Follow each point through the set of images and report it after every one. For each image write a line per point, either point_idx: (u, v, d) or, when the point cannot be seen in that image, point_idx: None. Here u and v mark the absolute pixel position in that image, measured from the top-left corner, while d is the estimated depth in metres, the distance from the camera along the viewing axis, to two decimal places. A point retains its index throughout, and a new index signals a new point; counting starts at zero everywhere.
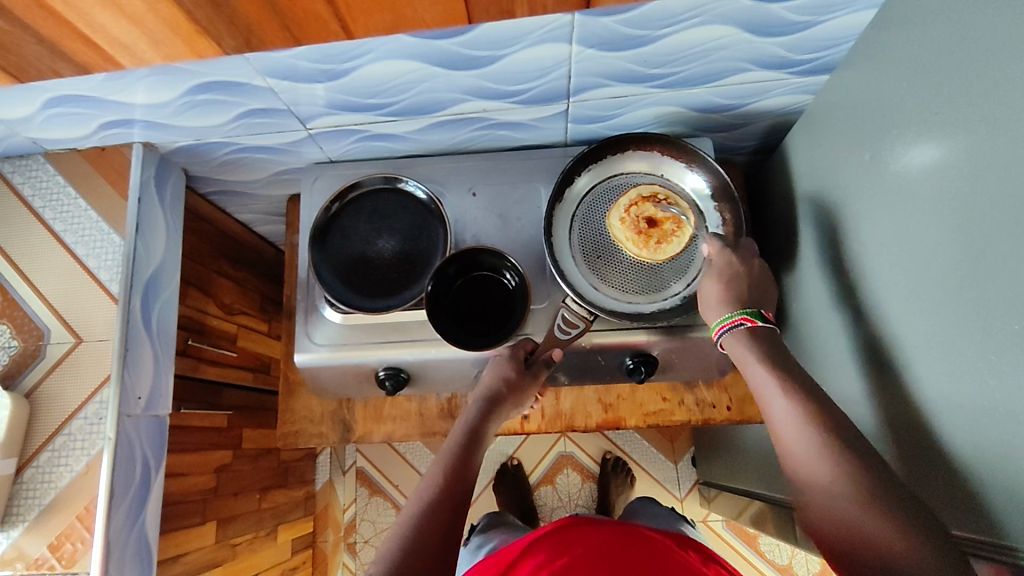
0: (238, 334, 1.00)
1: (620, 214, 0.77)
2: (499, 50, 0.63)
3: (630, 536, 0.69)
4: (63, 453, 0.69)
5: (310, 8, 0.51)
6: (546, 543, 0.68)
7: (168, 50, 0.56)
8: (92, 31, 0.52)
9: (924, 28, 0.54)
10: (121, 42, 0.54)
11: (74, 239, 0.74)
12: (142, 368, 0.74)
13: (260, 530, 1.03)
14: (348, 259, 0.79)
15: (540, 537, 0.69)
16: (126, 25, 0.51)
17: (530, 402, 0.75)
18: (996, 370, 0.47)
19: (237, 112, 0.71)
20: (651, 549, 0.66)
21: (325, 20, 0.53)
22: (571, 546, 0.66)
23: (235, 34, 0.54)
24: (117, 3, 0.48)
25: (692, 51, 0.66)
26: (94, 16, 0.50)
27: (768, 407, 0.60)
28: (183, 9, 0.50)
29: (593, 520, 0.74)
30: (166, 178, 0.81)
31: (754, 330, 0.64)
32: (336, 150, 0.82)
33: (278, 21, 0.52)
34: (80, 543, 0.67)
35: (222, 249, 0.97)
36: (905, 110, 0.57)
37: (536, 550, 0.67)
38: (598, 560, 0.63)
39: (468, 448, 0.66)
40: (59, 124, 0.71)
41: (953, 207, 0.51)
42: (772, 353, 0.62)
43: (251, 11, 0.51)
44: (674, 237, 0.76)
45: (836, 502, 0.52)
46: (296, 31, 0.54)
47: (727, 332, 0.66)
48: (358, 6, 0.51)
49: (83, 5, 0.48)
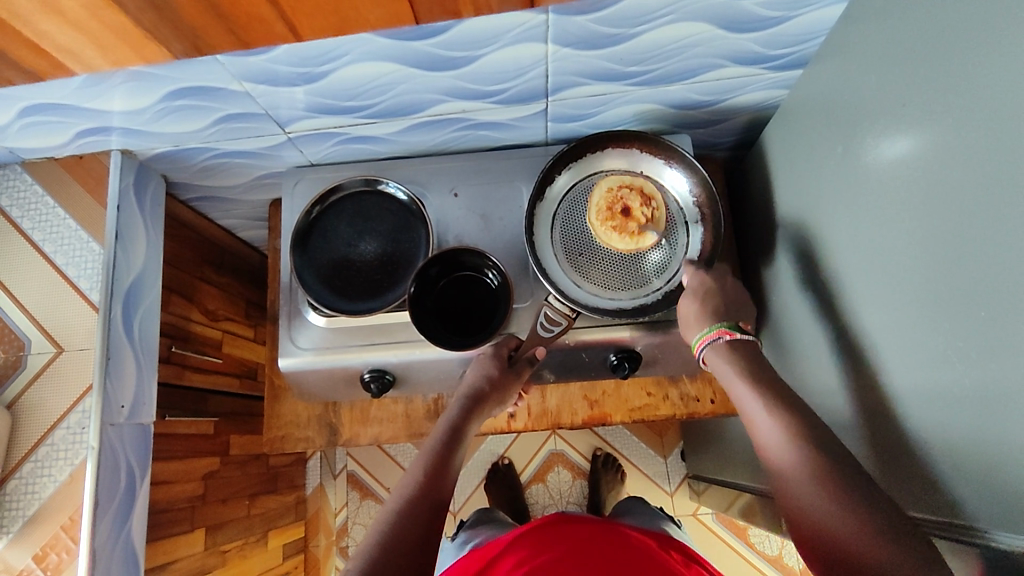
0: (223, 340, 1.00)
1: (614, 183, 0.78)
2: (474, 51, 0.64)
3: (613, 537, 0.69)
4: (46, 463, 0.68)
5: (253, 11, 0.51)
6: (528, 539, 0.69)
7: (116, 56, 0.56)
8: (38, 39, 0.52)
9: (894, 22, 0.55)
10: (68, 50, 0.55)
11: (53, 249, 0.73)
12: (125, 377, 0.74)
13: (250, 536, 1.03)
14: (331, 261, 0.79)
15: (523, 534, 0.71)
16: (69, 31, 0.52)
17: (513, 399, 0.75)
18: (965, 355, 0.48)
19: (215, 117, 0.71)
20: (634, 551, 0.67)
21: (269, 23, 0.53)
22: (552, 542, 0.67)
23: (182, 39, 0.54)
24: (59, 11, 0.48)
25: (667, 49, 0.67)
26: (37, 23, 0.50)
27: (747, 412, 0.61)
28: (128, 15, 0.50)
29: (579, 519, 0.75)
30: (146, 186, 0.81)
31: (732, 343, 0.66)
32: (317, 153, 0.82)
33: (222, 25, 0.53)
34: (65, 553, 0.67)
35: (205, 255, 0.96)
36: (877, 103, 0.58)
37: (518, 545, 0.68)
38: (578, 554, 0.64)
39: (449, 445, 0.67)
40: (35, 133, 0.70)
41: (924, 198, 0.52)
42: (750, 358, 0.64)
43: (195, 17, 0.51)
44: (616, 239, 0.76)
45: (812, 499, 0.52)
46: (241, 33, 0.54)
47: (706, 346, 0.67)
48: (300, 7, 0.51)
49: (29, 16, 0.49)
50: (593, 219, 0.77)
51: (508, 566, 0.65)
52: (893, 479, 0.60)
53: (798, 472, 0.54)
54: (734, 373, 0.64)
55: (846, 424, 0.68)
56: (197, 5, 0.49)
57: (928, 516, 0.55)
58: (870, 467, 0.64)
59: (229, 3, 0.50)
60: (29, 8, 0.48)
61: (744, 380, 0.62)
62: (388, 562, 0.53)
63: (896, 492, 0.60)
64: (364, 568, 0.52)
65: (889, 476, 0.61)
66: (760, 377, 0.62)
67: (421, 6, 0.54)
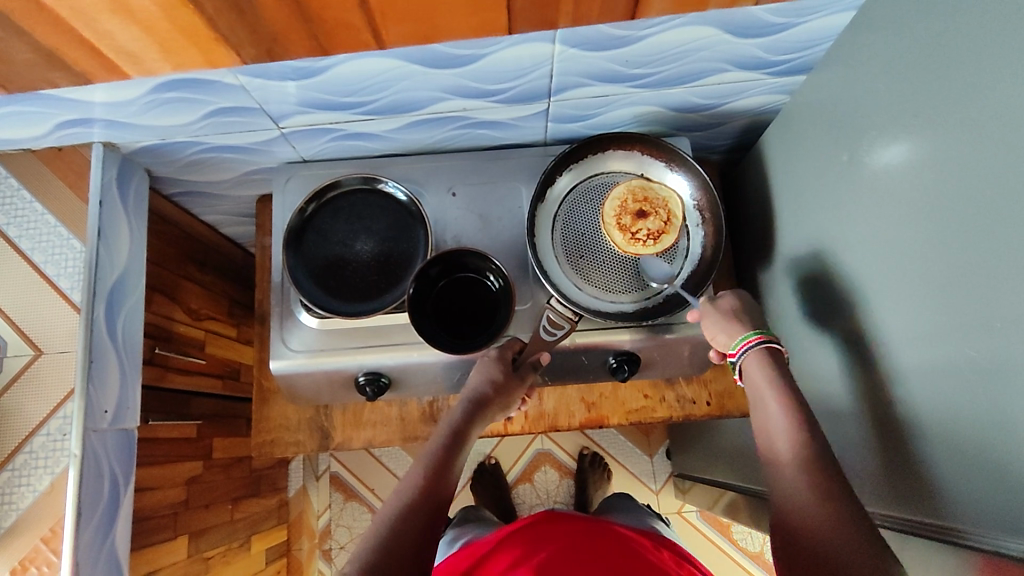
0: (206, 340, 0.96)
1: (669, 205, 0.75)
2: (481, 49, 0.62)
3: (609, 529, 0.68)
4: (24, 472, 0.66)
5: (342, 17, 0.51)
6: (520, 534, 0.67)
7: (180, 59, 0.55)
8: (99, 36, 0.51)
9: (901, 33, 0.55)
10: (132, 54, 0.54)
11: (30, 246, 0.70)
12: (109, 381, 0.70)
13: (233, 541, 1.00)
14: (324, 261, 0.76)
15: (515, 531, 0.69)
16: (118, 32, 0.50)
17: (518, 404, 0.74)
18: (977, 367, 0.49)
19: (205, 110, 0.68)
20: (630, 543, 0.65)
21: (357, 30, 0.53)
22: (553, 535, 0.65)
23: (257, 43, 0.54)
24: (129, 11, 0.47)
25: (672, 52, 0.66)
26: (102, 23, 0.49)
27: (760, 414, 0.62)
28: (205, 17, 0.49)
29: (575, 515, 0.73)
30: (130, 179, 0.77)
31: (774, 350, 0.65)
32: (311, 149, 0.80)
33: (307, 31, 0.52)
34: (47, 567, 0.63)
35: (188, 252, 0.93)
36: (882, 112, 0.58)
37: (510, 541, 0.66)
38: (574, 546, 0.63)
39: (450, 449, 0.65)
40: (10, 122, 0.65)
41: (929, 206, 0.53)
42: (782, 369, 0.64)
43: (279, 21, 0.51)
44: (628, 202, 0.75)
45: (813, 506, 0.54)
46: (323, 40, 0.54)
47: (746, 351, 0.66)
48: (392, 15, 0.51)
49: (91, 12, 0.47)
50: (640, 183, 0.76)
51: (499, 562, 0.63)
52: (894, 482, 0.61)
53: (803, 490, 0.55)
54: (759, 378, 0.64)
55: (846, 427, 0.69)
56: (283, 7, 0.49)
57: (929, 519, 0.56)
58: (874, 470, 0.64)
59: (320, 7, 0.49)
60: (96, 7, 0.47)
61: (767, 389, 0.62)
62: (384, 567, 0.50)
63: (897, 494, 0.61)
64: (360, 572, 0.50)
65: (891, 481, 0.62)
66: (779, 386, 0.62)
67: (519, 15, 0.54)
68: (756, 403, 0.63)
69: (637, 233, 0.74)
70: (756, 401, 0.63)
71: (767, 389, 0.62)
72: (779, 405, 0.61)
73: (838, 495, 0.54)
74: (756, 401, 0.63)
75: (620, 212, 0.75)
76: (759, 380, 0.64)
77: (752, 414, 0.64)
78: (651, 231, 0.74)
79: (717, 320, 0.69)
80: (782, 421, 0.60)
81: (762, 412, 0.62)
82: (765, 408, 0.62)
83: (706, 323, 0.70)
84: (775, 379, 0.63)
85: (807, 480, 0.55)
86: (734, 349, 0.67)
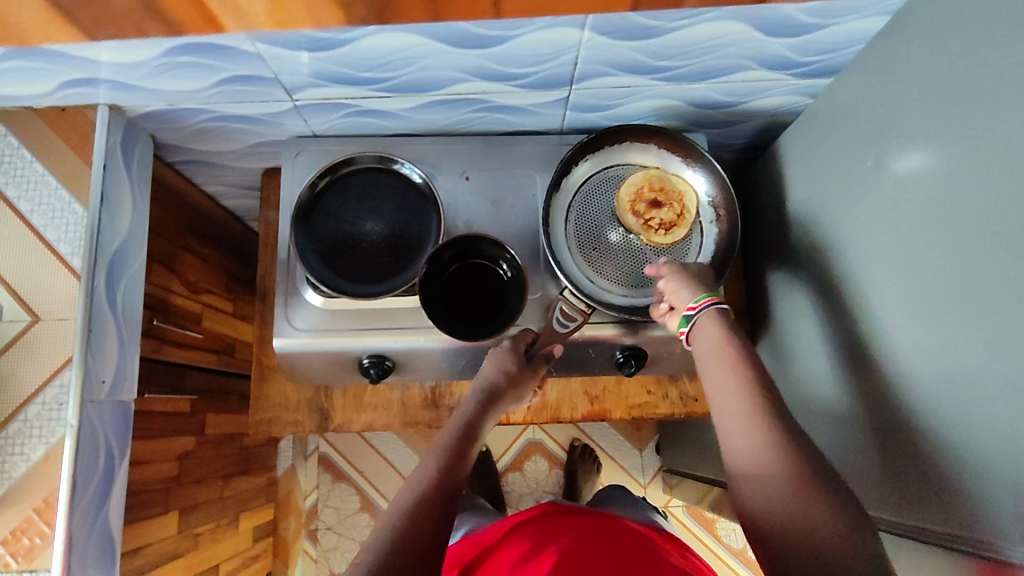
0: (203, 314, 0.95)
1: (685, 201, 0.75)
2: (508, 30, 0.61)
3: (617, 522, 0.67)
4: (18, 441, 0.63)
5: None
6: (526, 528, 0.65)
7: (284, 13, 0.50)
8: None
9: (935, 41, 0.55)
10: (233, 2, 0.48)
11: (30, 208, 0.67)
12: (107, 351, 0.69)
13: (222, 518, 0.99)
14: (333, 239, 0.75)
15: (523, 524, 0.67)
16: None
17: (529, 396, 0.72)
18: (986, 382, 0.49)
19: (219, 77, 0.66)
20: (638, 534, 0.64)
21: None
22: (562, 525, 0.64)
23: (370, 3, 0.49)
24: None
25: (699, 46, 0.65)
26: None
27: (712, 375, 0.59)
28: None
29: (581, 509, 0.73)
30: (133, 144, 0.74)
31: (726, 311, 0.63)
32: (323, 124, 0.78)
33: None
34: (39, 538, 0.62)
35: (188, 222, 0.90)
36: (907, 120, 0.58)
37: (517, 534, 0.65)
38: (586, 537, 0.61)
39: (465, 441, 0.63)
40: (14, 78, 0.63)
41: (949, 217, 0.53)
42: (736, 333, 0.61)
43: None
44: (643, 191, 0.75)
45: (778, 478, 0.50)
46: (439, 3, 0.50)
47: (707, 307, 0.63)
48: None
49: None
50: (658, 173, 0.75)
51: (509, 554, 0.62)
52: (892, 488, 0.62)
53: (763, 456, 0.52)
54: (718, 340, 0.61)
55: (844, 432, 0.70)
56: None
57: (927, 526, 0.57)
58: (871, 476, 0.65)
59: None
60: None
61: (726, 351, 0.59)
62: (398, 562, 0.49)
63: (892, 499, 0.62)
64: (371, 566, 0.48)
65: (887, 487, 0.62)
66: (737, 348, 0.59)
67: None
68: (708, 363, 0.60)
69: (649, 223, 0.74)
70: (708, 361, 0.60)
71: (724, 359, 0.59)
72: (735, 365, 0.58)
73: (812, 472, 0.50)
74: (709, 371, 0.60)
75: (634, 199, 0.75)
76: (714, 348, 0.60)
77: (703, 375, 0.60)
78: (663, 222, 0.74)
79: (678, 275, 0.67)
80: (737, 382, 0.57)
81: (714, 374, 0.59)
82: (718, 367, 0.59)
83: (665, 279, 0.68)
84: (730, 348, 0.60)
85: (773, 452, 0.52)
86: (694, 303, 0.64)
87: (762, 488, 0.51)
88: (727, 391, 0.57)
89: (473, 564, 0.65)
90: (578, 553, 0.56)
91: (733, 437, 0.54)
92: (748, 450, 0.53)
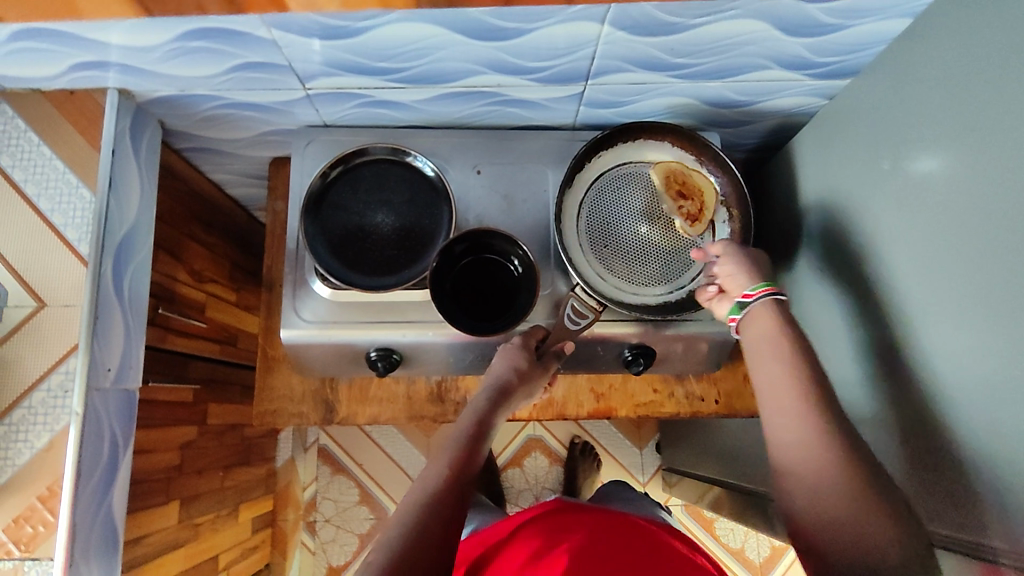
0: (207, 303, 0.94)
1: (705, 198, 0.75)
2: (527, 23, 0.60)
3: (627, 519, 0.67)
4: (21, 428, 0.62)
5: None
6: (536, 525, 0.65)
7: None
8: None
9: (959, 45, 0.54)
10: None
11: (36, 191, 0.66)
12: (113, 338, 0.68)
13: (222, 509, 0.99)
14: (343, 231, 0.74)
15: (533, 519, 0.67)
16: None
17: (540, 393, 0.72)
18: (1004, 388, 0.49)
19: (232, 63, 0.65)
20: (649, 532, 0.64)
21: None
22: (572, 523, 0.64)
23: None
24: None
25: (719, 44, 0.65)
26: None
27: (766, 364, 0.59)
28: None
29: (590, 506, 0.72)
30: (142, 130, 0.73)
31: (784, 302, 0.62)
32: (333, 114, 0.77)
33: None
34: (41, 526, 0.61)
35: (194, 210, 0.89)
36: (928, 124, 0.58)
37: (527, 530, 0.65)
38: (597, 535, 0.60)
39: (476, 437, 0.62)
40: (23, 59, 0.62)
41: (970, 222, 0.53)
42: (792, 324, 0.60)
43: None
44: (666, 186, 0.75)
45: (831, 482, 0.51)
46: None
47: (765, 296, 0.62)
48: None
49: None
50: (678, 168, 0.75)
51: (519, 550, 0.61)
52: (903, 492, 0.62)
53: (811, 460, 0.52)
54: (772, 330, 0.60)
55: None
56: None
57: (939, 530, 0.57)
58: None
59: None
60: None
61: (781, 342, 0.59)
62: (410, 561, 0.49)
63: None
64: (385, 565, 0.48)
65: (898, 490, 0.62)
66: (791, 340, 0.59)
67: None
68: (762, 351, 0.59)
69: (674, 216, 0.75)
70: (761, 350, 0.59)
71: (778, 350, 0.58)
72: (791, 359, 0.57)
73: (865, 478, 0.51)
74: (760, 362, 0.59)
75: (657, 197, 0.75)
76: (770, 337, 0.59)
77: (754, 362, 0.60)
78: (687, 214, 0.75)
79: (737, 260, 0.66)
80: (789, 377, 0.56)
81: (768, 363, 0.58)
82: (774, 358, 0.58)
83: (723, 261, 0.66)
84: (786, 341, 0.59)
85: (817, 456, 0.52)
86: (750, 290, 0.63)
87: (808, 487, 0.52)
88: (779, 384, 0.56)
89: (486, 558, 0.64)
90: (590, 551, 0.56)
91: (782, 433, 0.55)
92: (795, 448, 0.53)
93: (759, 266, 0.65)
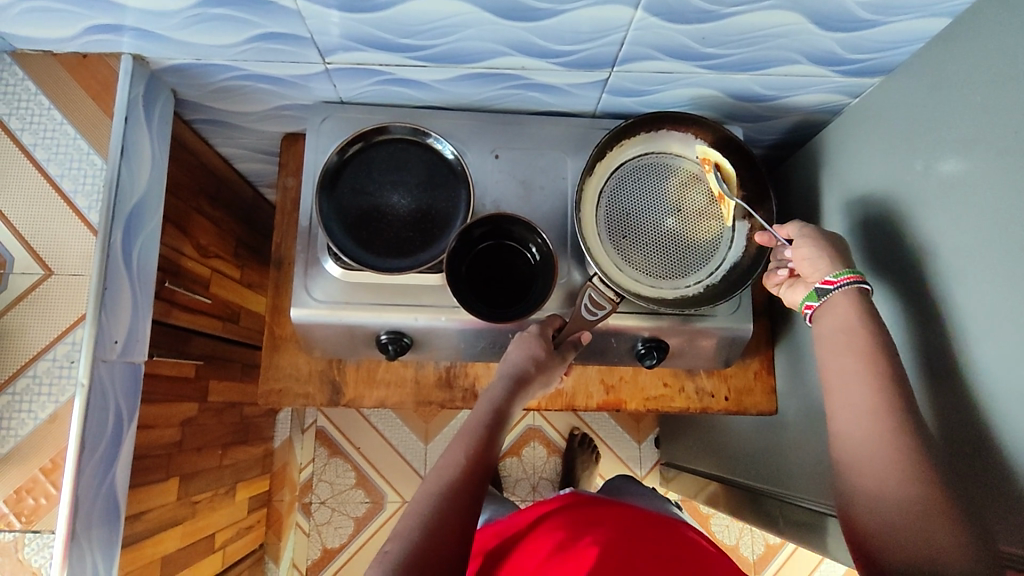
0: (211, 279, 0.92)
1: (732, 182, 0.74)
2: (560, 5, 0.58)
3: (653, 515, 0.66)
4: (26, 398, 0.61)
5: None
6: (559, 517, 0.64)
7: None
8: None
9: (1002, 46, 0.53)
10: None
11: (46, 156, 0.65)
12: (121, 310, 0.67)
13: (219, 487, 0.98)
14: (358, 210, 0.73)
15: (557, 512, 0.66)
16: None
17: (557, 382, 0.71)
18: None
19: (252, 33, 0.63)
20: (673, 527, 0.63)
21: None
22: (594, 517, 0.63)
23: None
24: None
25: (753, 35, 0.63)
26: None
27: (837, 361, 0.59)
28: None
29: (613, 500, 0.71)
30: (155, 98, 0.72)
31: (868, 292, 0.61)
32: (351, 91, 0.76)
33: None
34: (44, 498, 0.60)
35: (203, 184, 0.88)
36: (965, 125, 0.57)
37: (550, 522, 0.64)
38: (623, 531, 0.59)
39: (493, 426, 0.62)
40: (36, 20, 0.60)
41: (1007, 227, 0.52)
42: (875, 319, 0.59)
43: None
44: None
45: (887, 479, 0.51)
46: None
47: (851, 284, 0.61)
48: None
49: None
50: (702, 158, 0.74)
51: (541, 542, 0.61)
52: None
53: (874, 459, 0.53)
54: (848, 327, 0.59)
55: None
56: None
57: None
58: None
59: None
60: None
61: (858, 338, 0.58)
62: (428, 549, 0.48)
63: None
64: (404, 551, 0.48)
65: None
66: (864, 338, 0.58)
67: None
68: (835, 347, 0.60)
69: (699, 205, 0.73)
70: (837, 346, 0.60)
71: (850, 347, 0.58)
72: (861, 355, 0.57)
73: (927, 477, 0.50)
74: (831, 357, 0.60)
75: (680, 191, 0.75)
76: (843, 332, 0.60)
77: (828, 358, 0.60)
78: None
79: (816, 245, 0.64)
80: (854, 380, 0.57)
81: (841, 360, 0.59)
82: (847, 353, 0.58)
83: (798, 245, 0.65)
84: (862, 337, 0.58)
85: (876, 460, 0.52)
86: (832, 277, 0.62)
87: (866, 486, 0.52)
88: (847, 381, 0.57)
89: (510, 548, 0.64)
90: (612, 547, 0.55)
91: (847, 425, 0.56)
92: (858, 444, 0.54)
93: (843, 254, 0.63)
